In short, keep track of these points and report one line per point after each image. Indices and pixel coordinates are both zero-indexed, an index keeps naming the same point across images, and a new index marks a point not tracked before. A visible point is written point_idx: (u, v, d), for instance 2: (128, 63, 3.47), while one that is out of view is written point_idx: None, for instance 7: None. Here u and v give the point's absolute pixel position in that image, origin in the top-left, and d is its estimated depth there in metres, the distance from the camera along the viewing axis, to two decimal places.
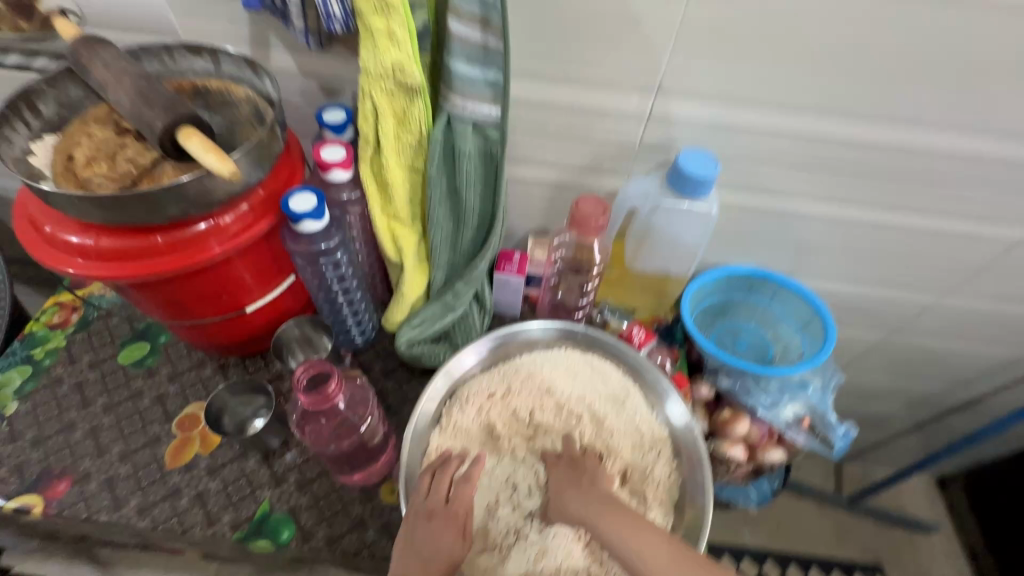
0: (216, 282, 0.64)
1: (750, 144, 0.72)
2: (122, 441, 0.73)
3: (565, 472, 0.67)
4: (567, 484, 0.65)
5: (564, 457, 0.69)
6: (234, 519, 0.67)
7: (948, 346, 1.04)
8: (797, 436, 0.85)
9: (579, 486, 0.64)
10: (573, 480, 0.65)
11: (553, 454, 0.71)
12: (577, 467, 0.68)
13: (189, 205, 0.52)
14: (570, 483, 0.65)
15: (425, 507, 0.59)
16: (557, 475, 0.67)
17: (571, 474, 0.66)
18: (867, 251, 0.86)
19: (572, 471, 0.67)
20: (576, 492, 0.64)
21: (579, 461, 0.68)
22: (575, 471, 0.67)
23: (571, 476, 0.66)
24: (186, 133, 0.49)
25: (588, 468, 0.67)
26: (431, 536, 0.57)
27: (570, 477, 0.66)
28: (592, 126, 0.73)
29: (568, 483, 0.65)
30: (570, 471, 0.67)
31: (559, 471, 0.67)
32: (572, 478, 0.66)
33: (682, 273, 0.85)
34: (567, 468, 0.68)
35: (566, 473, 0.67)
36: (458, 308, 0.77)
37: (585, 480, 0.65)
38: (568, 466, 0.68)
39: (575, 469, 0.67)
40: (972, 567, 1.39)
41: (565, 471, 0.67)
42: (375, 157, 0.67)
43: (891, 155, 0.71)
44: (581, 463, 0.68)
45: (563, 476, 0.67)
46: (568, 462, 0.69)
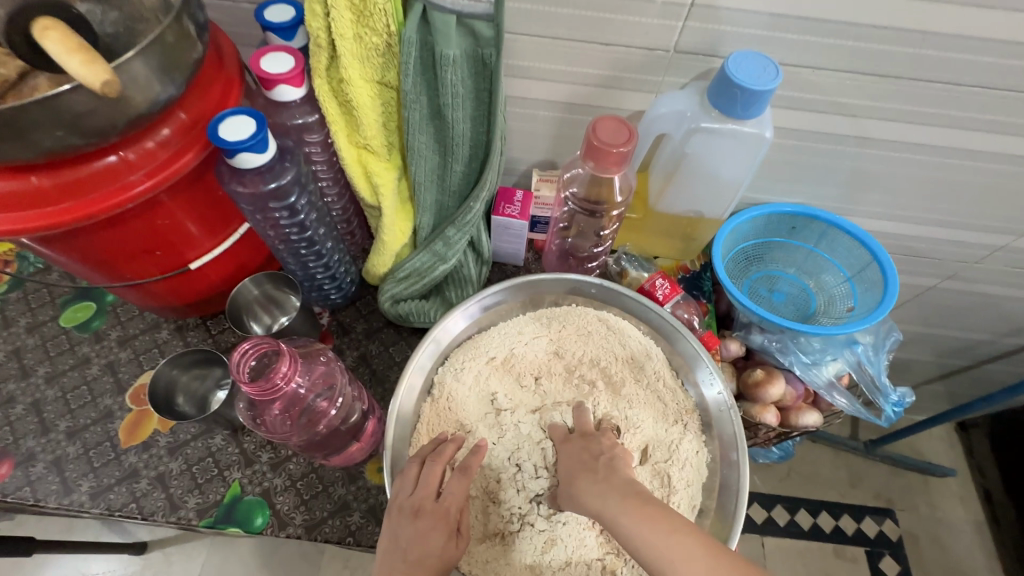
0: (144, 234, 0.52)
1: (820, 44, 0.56)
2: (69, 417, 0.64)
3: (577, 458, 0.54)
4: (579, 472, 0.52)
5: (576, 435, 0.57)
6: (200, 504, 0.59)
7: (1009, 292, 0.91)
8: (839, 398, 0.73)
9: (594, 473, 0.51)
10: (585, 466, 0.52)
11: (563, 428, 0.59)
12: (591, 447, 0.55)
13: (70, 133, 0.38)
14: (583, 469, 0.52)
15: (412, 502, 0.51)
16: (567, 457, 0.55)
17: (585, 457, 0.53)
18: (940, 183, 0.71)
19: (583, 458, 0.53)
20: (589, 483, 0.50)
21: (595, 437, 0.56)
22: (590, 452, 0.54)
23: (585, 460, 0.53)
24: (42, 28, 0.34)
25: (607, 445, 0.55)
26: (421, 537, 0.49)
27: (584, 463, 0.53)
28: (614, 22, 0.57)
29: (577, 470, 0.52)
30: (584, 451, 0.54)
31: (569, 452, 0.55)
32: (584, 463, 0.53)
33: (717, 214, 0.71)
34: (579, 447, 0.55)
35: (580, 455, 0.54)
36: (450, 259, 0.64)
37: (598, 467, 0.52)
38: (581, 445, 0.55)
39: (587, 452, 0.54)
40: (987, 512, 1.30)
41: (576, 452, 0.55)
42: (333, 68, 0.51)
43: (1004, 54, 0.54)
44: (598, 441, 0.55)
45: (572, 461, 0.54)
46: (581, 441, 0.56)
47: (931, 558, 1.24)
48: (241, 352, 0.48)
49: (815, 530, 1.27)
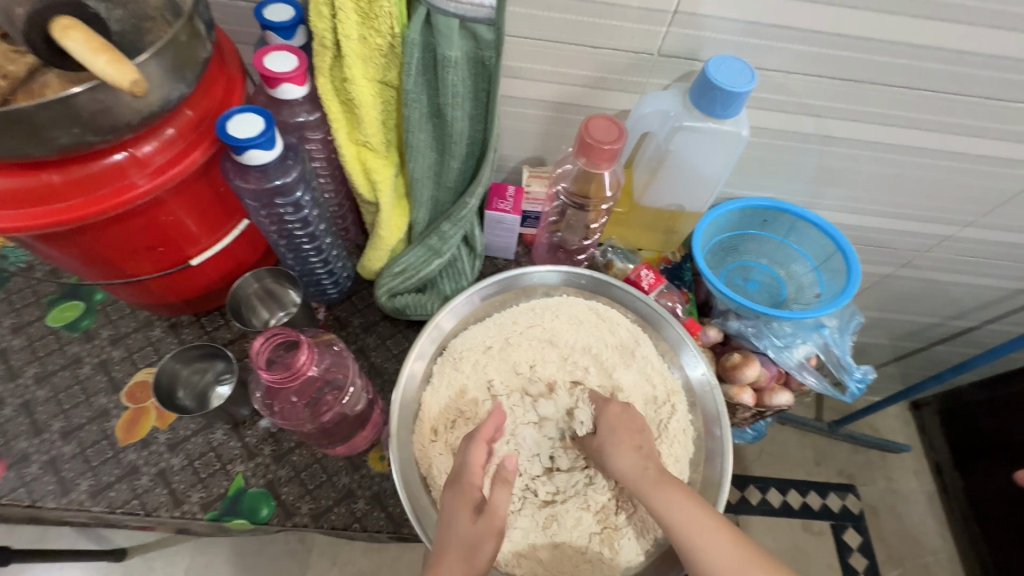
0: (148, 230, 0.52)
1: (791, 50, 0.60)
2: (62, 417, 0.63)
3: (629, 420, 0.60)
4: (625, 437, 0.58)
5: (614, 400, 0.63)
6: (204, 498, 0.60)
7: (954, 277, 0.99)
8: (809, 377, 0.79)
9: (639, 446, 0.57)
10: (632, 437, 0.58)
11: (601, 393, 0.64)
12: (635, 415, 0.60)
13: (85, 130, 0.39)
14: (627, 440, 0.58)
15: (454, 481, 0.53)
16: (608, 423, 0.60)
17: (629, 425, 0.59)
18: (894, 178, 0.77)
19: (637, 423, 0.60)
20: (634, 455, 0.56)
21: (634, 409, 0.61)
22: (634, 424, 0.59)
23: (630, 430, 0.59)
24: (64, 28, 0.36)
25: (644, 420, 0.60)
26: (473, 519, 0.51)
27: (629, 433, 0.58)
28: (603, 27, 0.60)
29: (620, 436, 0.58)
30: (627, 419, 0.60)
31: (615, 413, 0.60)
32: (629, 429, 0.59)
33: (697, 208, 0.75)
34: (624, 413, 0.60)
35: (625, 420, 0.60)
36: (446, 253, 0.67)
37: (643, 439, 0.58)
38: (626, 410, 0.60)
39: (634, 419, 0.60)
40: (937, 483, 1.40)
41: (620, 416, 0.60)
42: (336, 68, 0.53)
43: (949, 62, 0.60)
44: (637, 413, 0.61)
45: (621, 425, 0.59)
46: (626, 407, 0.61)
47: (889, 528, 1.34)
48: (263, 343, 0.50)
49: (784, 507, 1.35)
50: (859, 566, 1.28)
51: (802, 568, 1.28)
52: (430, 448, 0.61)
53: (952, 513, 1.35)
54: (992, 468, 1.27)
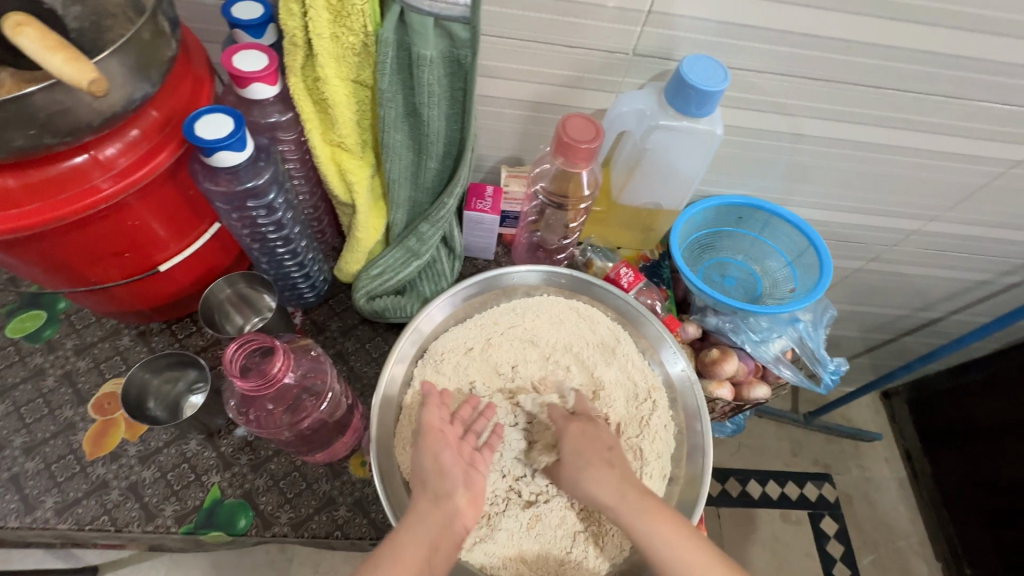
0: (113, 236, 0.50)
1: (763, 50, 0.61)
2: (24, 432, 0.60)
3: (590, 439, 0.59)
4: (594, 458, 0.58)
5: (578, 416, 0.62)
6: (178, 511, 0.58)
7: (920, 270, 1.02)
8: (785, 370, 0.80)
9: (610, 466, 0.57)
10: (601, 456, 0.58)
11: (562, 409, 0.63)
12: (601, 432, 0.60)
13: (43, 132, 0.37)
14: (597, 459, 0.58)
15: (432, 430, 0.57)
16: (574, 443, 0.59)
17: (595, 442, 0.59)
18: (861, 174, 0.79)
19: (604, 441, 0.59)
20: (607, 478, 0.56)
21: (598, 423, 0.61)
22: (601, 441, 0.59)
23: (597, 449, 0.58)
24: (17, 24, 0.34)
25: (609, 434, 0.60)
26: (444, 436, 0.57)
27: (596, 453, 0.58)
28: (578, 26, 0.60)
29: (590, 458, 0.58)
30: (592, 438, 0.59)
31: (579, 434, 0.60)
32: (596, 448, 0.59)
33: (674, 206, 0.76)
34: (590, 432, 0.60)
35: (589, 441, 0.59)
36: (424, 254, 0.66)
37: (612, 457, 0.58)
38: (591, 429, 0.60)
39: (601, 436, 0.60)
40: (907, 469, 1.45)
41: (587, 436, 0.59)
42: (308, 67, 0.52)
43: (911, 61, 0.62)
44: (601, 427, 0.61)
45: (587, 445, 0.59)
46: (588, 425, 0.61)
47: (864, 515, 1.38)
48: (236, 350, 0.49)
49: (763, 498, 1.38)
50: (836, 553, 1.32)
51: (782, 557, 1.31)
52: (411, 452, 0.60)
53: (922, 498, 1.39)
54: (959, 454, 1.31)
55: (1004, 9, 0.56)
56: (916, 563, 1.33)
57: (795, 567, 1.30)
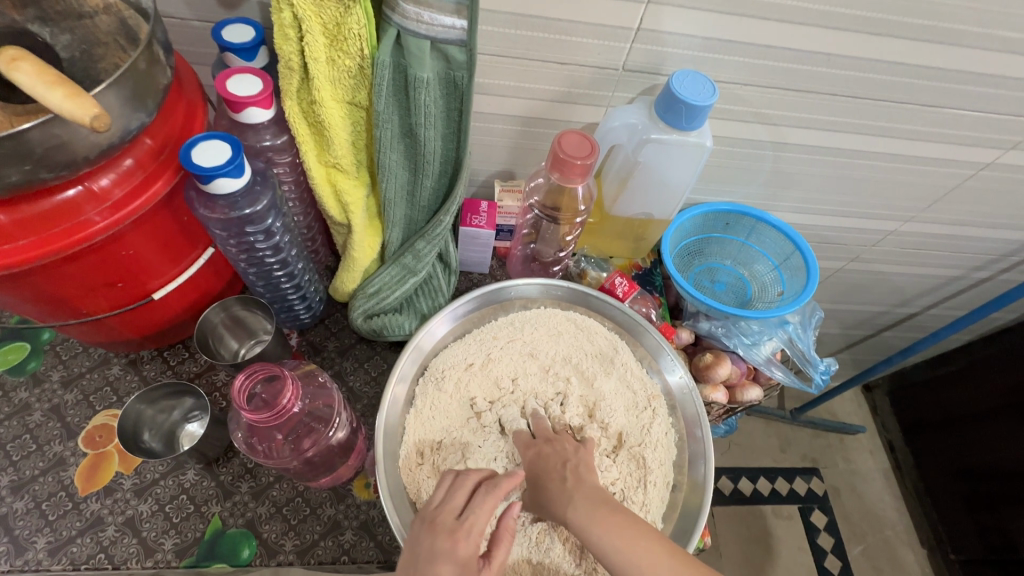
0: (106, 267, 0.49)
1: (747, 63, 0.63)
2: (12, 470, 0.58)
3: (544, 460, 0.56)
4: (547, 476, 0.54)
5: (537, 441, 0.59)
6: (178, 545, 0.56)
7: (898, 268, 1.06)
8: (777, 371, 0.82)
9: (563, 482, 0.52)
10: (553, 473, 0.54)
11: (527, 435, 0.60)
12: (559, 449, 0.57)
13: (36, 167, 0.37)
14: (551, 476, 0.53)
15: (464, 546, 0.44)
16: (533, 468, 0.55)
17: (550, 462, 0.55)
18: (840, 178, 0.82)
19: (559, 457, 0.56)
20: (560, 491, 0.52)
21: (557, 443, 0.58)
22: (556, 459, 0.55)
23: (553, 468, 0.54)
24: (12, 59, 0.35)
25: (567, 454, 0.56)
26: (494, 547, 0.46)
27: (551, 472, 0.54)
28: (567, 43, 0.61)
29: (545, 479, 0.53)
30: (548, 459, 0.56)
31: (536, 458, 0.56)
32: (551, 467, 0.55)
33: (665, 216, 0.77)
34: (547, 453, 0.56)
35: (544, 460, 0.56)
36: (421, 271, 0.66)
37: (567, 471, 0.54)
38: (544, 451, 0.56)
39: (556, 454, 0.56)
40: (891, 460, 1.49)
41: (545, 458, 0.56)
42: (304, 90, 0.52)
43: (885, 73, 0.64)
44: (558, 448, 0.57)
45: (541, 467, 0.55)
46: (547, 444, 0.58)
47: (851, 507, 1.41)
48: (250, 377, 0.50)
49: (755, 495, 1.40)
50: (826, 545, 1.35)
51: (775, 553, 1.33)
52: (417, 472, 0.61)
53: (906, 488, 1.43)
54: (938, 443, 1.36)
55: (973, 22, 0.58)
56: (903, 552, 1.36)
57: (789, 562, 1.32)
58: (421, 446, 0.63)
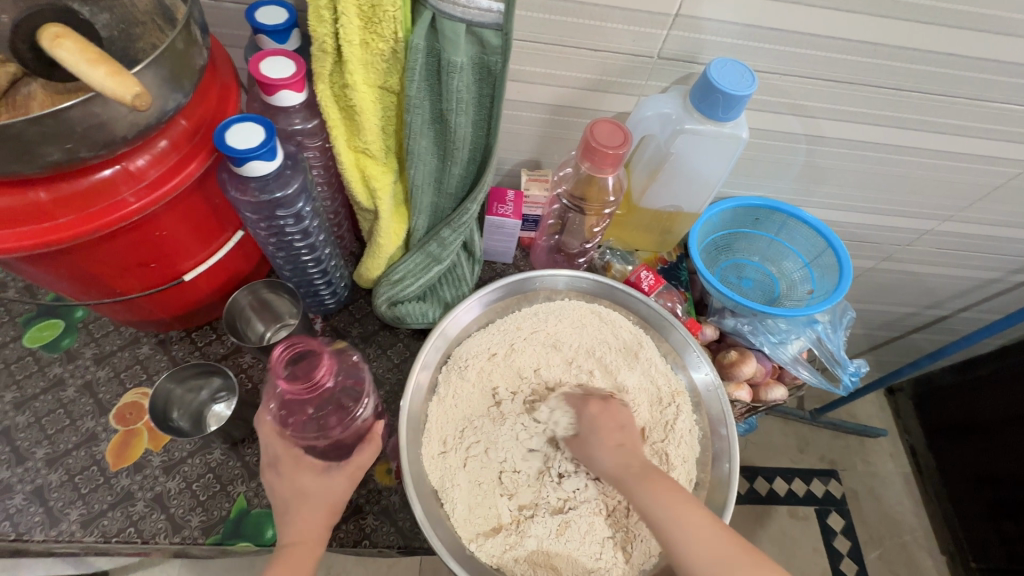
0: (141, 247, 0.50)
1: (785, 53, 0.61)
2: (46, 443, 0.60)
3: (608, 418, 0.58)
4: (605, 433, 0.57)
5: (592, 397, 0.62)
6: (205, 522, 0.57)
7: (932, 268, 1.03)
8: (803, 371, 0.80)
9: (620, 443, 0.56)
10: (612, 434, 0.57)
11: (579, 395, 0.63)
12: (615, 413, 0.59)
13: (77, 145, 0.37)
14: (607, 436, 0.56)
15: (326, 490, 0.52)
16: (587, 420, 0.59)
17: (609, 423, 0.58)
18: (878, 174, 0.79)
19: (619, 419, 0.58)
20: (613, 451, 0.55)
21: (614, 404, 0.60)
22: (615, 420, 0.58)
23: (609, 427, 0.57)
24: (55, 36, 0.36)
25: (624, 416, 0.59)
26: (327, 484, 0.52)
27: (608, 429, 0.57)
28: (601, 29, 0.59)
29: (600, 434, 0.57)
30: (605, 417, 0.58)
31: (595, 413, 0.59)
32: (608, 426, 0.57)
33: (694, 209, 0.75)
34: (603, 413, 0.59)
35: (604, 419, 0.58)
36: (446, 259, 0.65)
37: (624, 436, 0.57)
38: (605, 409, 0.59)
39: (614, 416, 0.58)
40: (912, 465, 1.46)
41: (601, 416, 0.59)
42: (336, 74, 0.51)
43: (932, 65, 0.62)
44: (618, 409, 0.60)
45: (601, 422, 0.58)
46: (607, 404, 0.60)
47: (870, 510, 1.38)
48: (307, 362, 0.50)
49: (771, 495, 1.38)
50: (842, 548, 1.33)
51: (790, 553, 1.31)
52: (440, 461, 0.61)
53: (928, 494, 1.40)
54: (963, 449, 1.32)
55: None
56: (921, 557, 1.34)
57: (803, 564, 1.30)
58: (441, 434, 0.63)
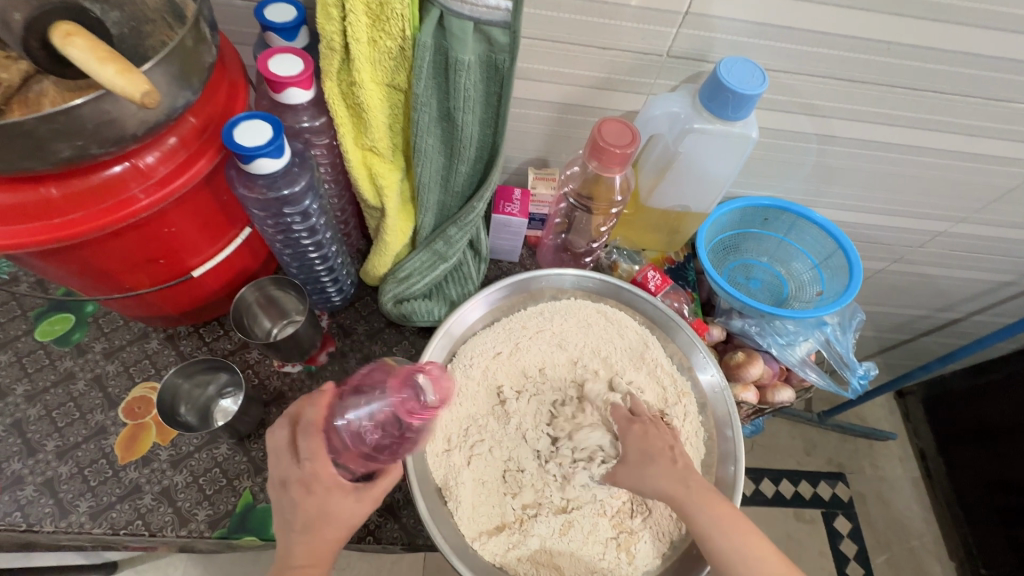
0: (150, 243, 0.50)
1: (797, 51, 0.60)
2: (57, 436, 0.60)
3: (655, 435, 0.57)
4: (657, 452, 0.55)
5: (640, 418, 0.60)
6: (212, 516, 0.58)
7: (944, 270, 1.01)
8: (811, 373, 0.79)
9: (672, 461, 0.54)
10: (661, 452, 0.55)
11: (625, 410, 0.61)
12: (661, 432, 0.58)
13: (87, 142, 0.38)
14: (656, 454, 0.55)
15: (347, 514, 0.48)
16: (635, 441, 0.57)
17: (656, 441, 0.56)
18: (891, 175, 0.78)
19: (665, 436, 0.57)
20: (669, 469, 0.54)
21: (655, 423, 0.59)
22: (661, 439, 0.57)
23: (658, 444, 0.56)
24: (66, 34, 0.36)
25: (670, 435, 0.58)
26: (352, 509, 0.48)
27: (659, 447, 0.56)
28: (611, 27, 0.59)
29: (651, 453, 0.55)
30: (653, 436, 0.57)
31: (641, 433, 0.57)
32: (657, 445, 0.56)
33: (702, 209, 0.74)
34: (650, 431, 0.57)
35: (650, 438, 0.57)
36: (452, 257, 0.65)
37: (675, 455, 0.55)
38: (651, 428, 0.58)
39: (661, 435, 0.57)
40: (921, 469, 1.44)
41: (649, 434, 0.57)
42: (344, 71, 0.51)
43: (948, 65, 0.61)
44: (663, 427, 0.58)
45: (649, 441, 0.56)
46: (651, 423, 0.59)
47: (877, 514, 1.37)
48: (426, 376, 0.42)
49: (777, 497, 1.37)
50: (849, 552, 1.32)
51: (796, 556, 1.30)
52: (444, 459, 0.61)
53: (937, 498, 1.39)
54: (973, 454, 1.31)
55: None
56: (929, 562, 1.32)
57: (809, 567, 1.29)
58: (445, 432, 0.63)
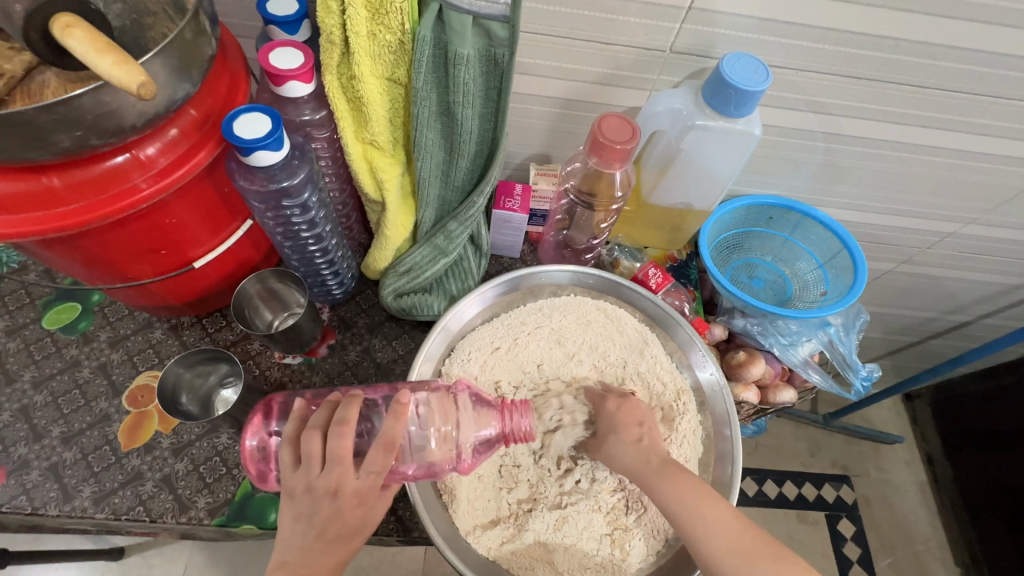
0: (152, 233, 0.51)
1: (803, 48, 0.60)
2: (62, 422, 0.62)
3: (627, 411, 0.57)
4: (624, 428, 0.55)
5: (612, 394, 0.60)
6: (211, 503, 0.59)
7: (954, 273, 1.00)
8: (813, 375, 0.78)
9: (638, 437, 0.54)
10: (630, 427, 0.55)
11: (600, 390, 0.61)
12: (633, 408, 0.58)
13: (87, 133, 0.38)
14: (624, 429, 0.55)
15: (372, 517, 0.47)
16: (604, 416, 0.57)
17: (627, 417, 0.56)
18: (899, 175, 0.77)
19: (637, 412, 0.57)
20: (634, 443, 0.54)
21: (630, 400, 0.59)
22: (634, 416, 0.57)
23: (628, 421, 0.56)
24: (65, 25, 0.36)
25: (643, 411, 0.58)
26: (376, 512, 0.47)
27: (627, 422, 0.56)
28: (614, 22, 0.59)
29: (618, 427, 0.55)
30: (625, 413, 0.57)
31: (614, 408, 0.57)
32: (627, 421, 0.56)
33: (705, 207, 0.74)
34: (624, 407, 0.57)
35: (622, 413, 0.57)
36: (452, 252, 0.65)
37: (643, 432, 0.55)
38: (625, 404, 0.58)
39: (632, 411, 0.57)
40: (928, 473, 1.42)
41: (621, 410, 0.57)
42: (344, 65, 0.51)
43: (957, 61, 0.59)
44: (636, 403, 0.58)
45: (620, 417, 0.56)
46: (625, 399, 0.59)
47: (882, 517, 1.36)
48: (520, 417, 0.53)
49: (780, 498, 1.36)
50: (852, 555, 1.31)
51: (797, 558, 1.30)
52: None
53: (943, 503, 1.37)
54: (981, 459, 1.29)
55: None
56: (933, 567, 1.31)
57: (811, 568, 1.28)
58: None
